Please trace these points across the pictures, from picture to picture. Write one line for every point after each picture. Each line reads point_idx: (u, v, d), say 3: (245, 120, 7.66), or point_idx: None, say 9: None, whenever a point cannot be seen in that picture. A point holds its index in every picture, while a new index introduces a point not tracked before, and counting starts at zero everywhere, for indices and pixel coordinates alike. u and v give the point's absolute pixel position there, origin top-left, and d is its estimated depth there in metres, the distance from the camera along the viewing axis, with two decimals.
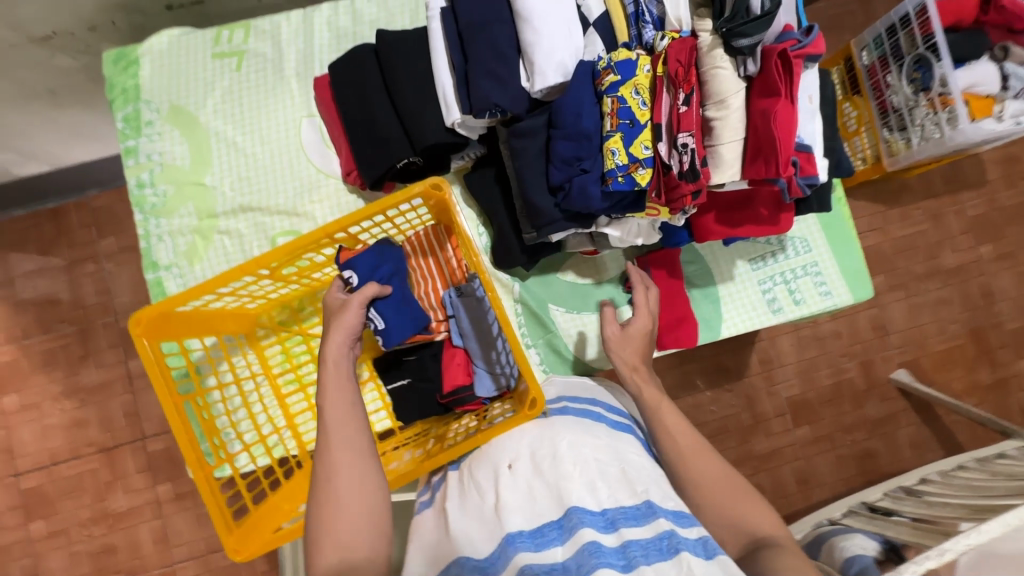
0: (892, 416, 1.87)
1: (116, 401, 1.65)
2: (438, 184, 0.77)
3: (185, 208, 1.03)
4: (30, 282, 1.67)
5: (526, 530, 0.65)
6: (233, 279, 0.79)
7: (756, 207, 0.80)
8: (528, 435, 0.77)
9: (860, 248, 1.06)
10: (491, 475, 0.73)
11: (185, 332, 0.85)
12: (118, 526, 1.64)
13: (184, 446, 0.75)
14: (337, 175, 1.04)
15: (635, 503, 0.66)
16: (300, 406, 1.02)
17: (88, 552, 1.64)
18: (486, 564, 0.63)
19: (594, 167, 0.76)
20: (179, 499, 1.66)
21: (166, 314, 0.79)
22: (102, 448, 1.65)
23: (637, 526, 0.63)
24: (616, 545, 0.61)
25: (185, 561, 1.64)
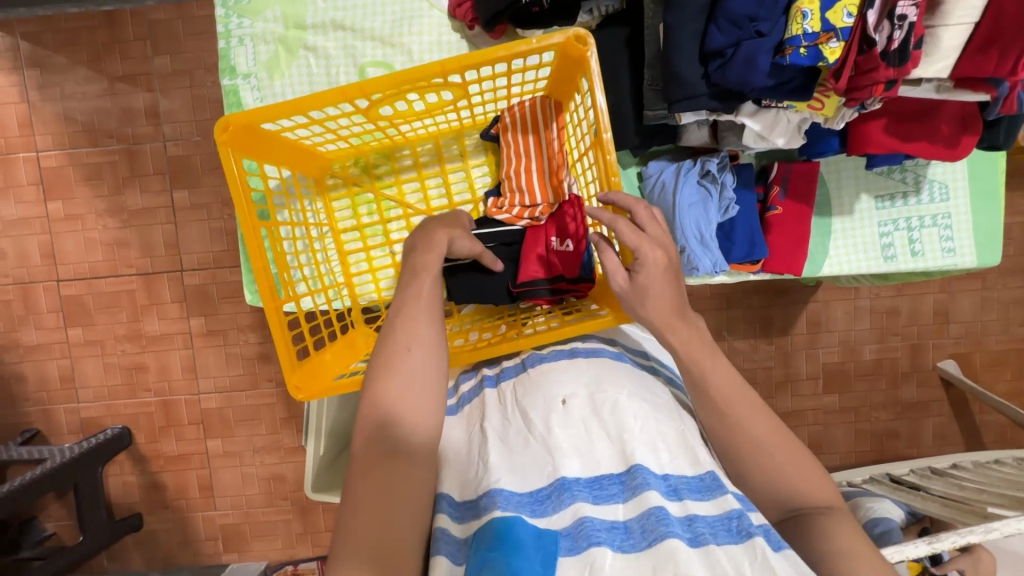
0: (925, 402, 1.82)
1: (158, 229, 1.63)
2: (582, 37, 0.66)
3: (271, 11, 0.91)
4: (82, 89, 1.59)
5: (583, 477, 0.57)
6: (332, 100, 0.71)
7: (937, 123, 0.70)
8: (581, 370, 0.68)
9: (1003, 209, 0.94)
10: (538, 405, 0.64)
11: (263, 157, 0.79)
12: (151, 348, 1.69)
13: (261, 275, 0.73)
14: (443, 7, 0.92)
15: (701, 472, 0.58)
16: (357, 261, 0.98)
17: (122, 366, 1.70)
18: (534, 500, 0.56)
19: (772, 33, 0.64)
20: (209, 336, 1.68)
21: (250, 128, 0.74)
22: (140, 271, 1.65)
23: (702, 500, 0.55)
24: (683, 516, 0.53)
25: (209, 393, 1.71)
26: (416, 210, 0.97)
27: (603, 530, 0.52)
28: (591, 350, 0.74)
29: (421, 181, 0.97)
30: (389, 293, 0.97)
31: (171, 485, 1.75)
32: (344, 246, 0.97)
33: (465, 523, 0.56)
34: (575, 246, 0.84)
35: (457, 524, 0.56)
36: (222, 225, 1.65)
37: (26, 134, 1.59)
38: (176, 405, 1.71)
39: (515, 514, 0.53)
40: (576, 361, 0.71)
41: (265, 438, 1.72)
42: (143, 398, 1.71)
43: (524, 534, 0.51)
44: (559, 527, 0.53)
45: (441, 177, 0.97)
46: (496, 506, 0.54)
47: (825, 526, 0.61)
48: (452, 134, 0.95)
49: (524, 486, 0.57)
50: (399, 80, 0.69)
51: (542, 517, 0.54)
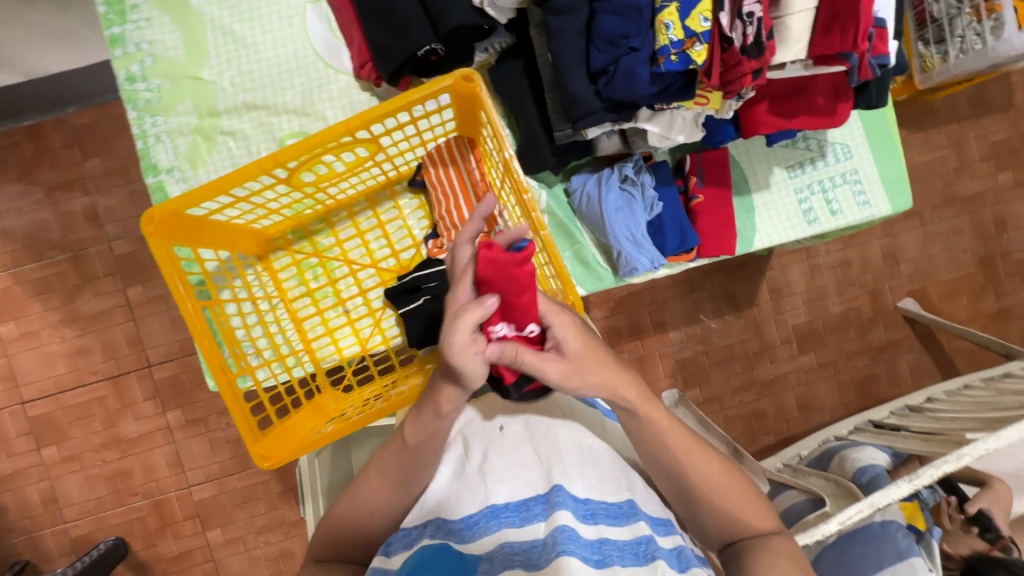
0: (895, 342, 1.89)
1: (118, 329, 1.61)
2: (469, 75, 0.68)
3: (183, 105, 0.94)
4: (17, 207, 1.58)
5: (510, 502, 0.65)
6: (247, 177, 0.71)
7: (812, 96, 0.75)
8: (518, 405, 0.76)
9: (902, 155, 1.01)
10: (479, 439, 0.73)
11: (196, 243, 0.77)
12: (132, 451, 1.65)
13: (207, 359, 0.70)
14: (348, 71, 0.95)
15: (620, 499, 0.66)
16: (315, 330, 0.97)
17: (104, 476, 1.66)
18: (467, 526, 0.65)
19: (644, 46, 0.69)
20: (189, 426, 1.65)
21: (177, 216, 0.70)
22: (107, 375, 1.63)
23: (616, 525, 0.63)
24: (594, 538, 0.60)
25: (200, 484, 1.67)
26: (361, 266, 0.97)
27: (519, 553, 0.60)
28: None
29: (360, 237, 0.97)
30: (350, 351, 0.96)
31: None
32: (297, 314, 0.96)
33: (396, 555, 0.65)
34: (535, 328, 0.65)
35: (383, 556, 0.65)
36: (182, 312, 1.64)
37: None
38: (168, 503, 1.67)
39: (442, 542, 0.64)
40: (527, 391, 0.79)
41: (264, 517, 1.68)
42: (133, 503, 1.67)
43: (444, 561, 0.61)
44: (485, 552, 0.62)
45: (381, 232, 0.98)
46: (427, 536, 0.65)
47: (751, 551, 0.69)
48: (383, 188, 0.96)
49: (459, 514, 0.66)
50: (310, 145, 0.70)
51: (469, 542, 0.64)
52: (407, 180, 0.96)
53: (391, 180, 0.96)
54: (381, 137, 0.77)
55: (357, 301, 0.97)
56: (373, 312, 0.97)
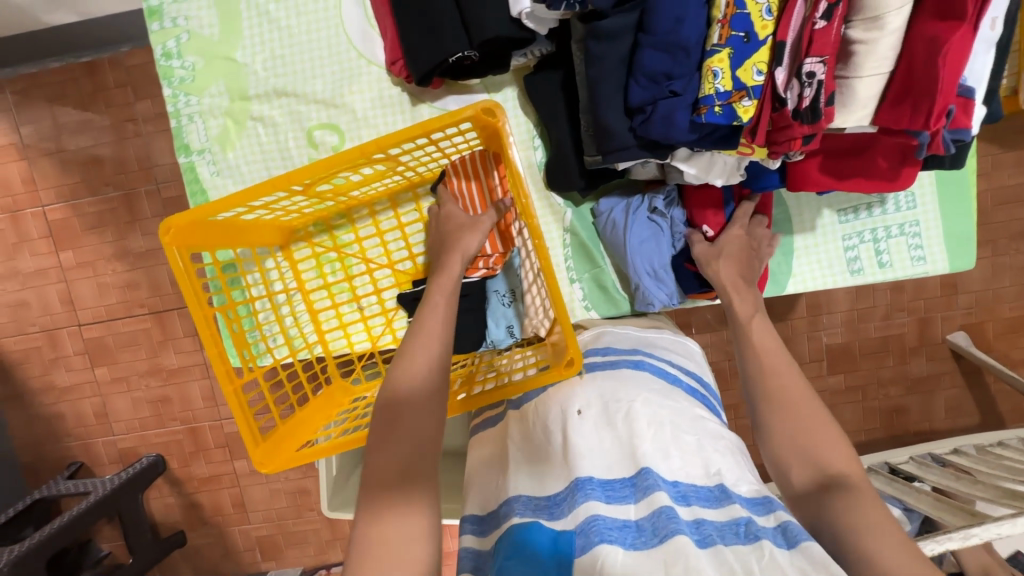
0: (936, 375, 1.78)
1: (162, 268, 1.70)
2: (492, 108, 0.64)
3: (215, 86, 0.93)
4: (76, 143, 1.64)
5: (597, 477, 0.63)
6: (264, 193, 0.71)
7: (874, 157, 0.67)
8: (597, 385, 0.73)
9: (976, 212, 0.90)
10: (557, 416, 0.70)
11: (216, 244, 0.78)
12: (172, 381, 1.78)
13: (214, 361, 0.69)
14: (380, 62, 0.92)
15: (709, 483, 0.62)
16: (330, 322, 1.00)
17: (148, 400, 1.80)
18: (552, 504, 0.61)
19: (687, 90, 0.63)
20: None
21: (195, 226, 0.70)
22: (152, 310, 1.74)
23: (710, 507, 0.59)
24: (692, 520, 0.56)
25: (231, 419, 1.81)
26: (378, 266, 0.98)
27: (615, 529, 0.56)
28: (611, 366, 0.78)
29: (378, 237, 0.97)
30: (361, 345, 0.99)
31: (206, 503, 1.87)
32: (313, 306, 0.98)
33: (486, 534, 0.64)
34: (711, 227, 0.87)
35: (476, 537, 0.64)
36: None
37: (30, 191, 1.66)
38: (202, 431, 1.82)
39: (534, 518, 0.60)
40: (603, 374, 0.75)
41: None
42: (171, 426, 1.82)
43: (538, 533, 0.57)
44: (572, 523, 0.57)
45: (400, 234, 0.97)
46: (514, 512, 0.62)
47: (842, 496, 0.58)
48: (406, 190, 0.95)
49: (546, 494, 0.63)
50: (327, 167, 0.69)
51: (559, 519, 0.59)
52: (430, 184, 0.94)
53: (414, 183, 0.94)
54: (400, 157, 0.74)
55: (371, 299, 0.99)
56: (385, 311, 0.99)
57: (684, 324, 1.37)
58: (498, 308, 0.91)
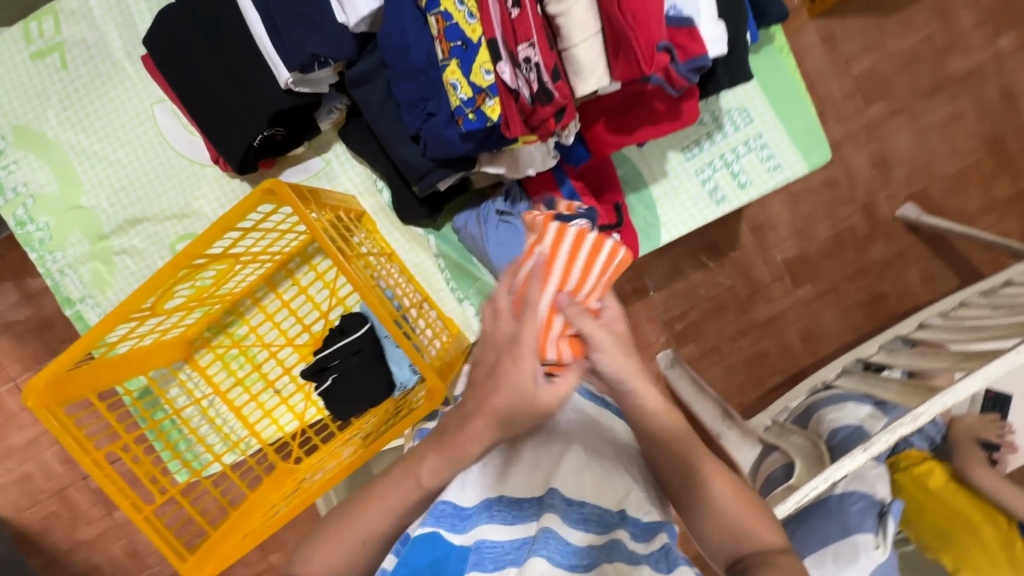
0: (900, 255, 1.59)
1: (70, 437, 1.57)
2: (271, 186, 0.66)
3: (73, 236, 0.97)
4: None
5: (508, 496, 0.54)
6: (110, 327, 0.73)
7: (649, 103, 0.68)
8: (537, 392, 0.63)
9: (811, 105, 0.91)
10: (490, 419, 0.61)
11: (97, 387, 0.81)
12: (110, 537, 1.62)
13: (114, 498, 0.72)
14: (211, 162, 0.95)
15: (613, 507, 0.54)
16: (255, 414, 1.02)
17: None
18: (455, 514, 0.52)
19: (441, 108, 0.65)
20: None
21: (59, 378, 0.73)
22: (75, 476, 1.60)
23: (604, 530, 0.52)
24: (582, 544, 0.50)
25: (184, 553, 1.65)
26: (279, 347, 1.00)
27: (507, 552, 0.51)
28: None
29: (270, 321, 0.99)
30: (291, 425, 1.01)
31: None
32: (233, 403, 1.01)
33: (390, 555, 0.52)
34: (558, 215, 0.85)
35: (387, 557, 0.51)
36: None
37: None
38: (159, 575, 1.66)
39: (433, 530, 0.50)
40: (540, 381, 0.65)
41: None
42: None
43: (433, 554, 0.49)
44: (471, 545, 0.51)
45: (289, 312, 1.00)
46: (420, 521, 0.52)
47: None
48: (278, 270, 0.98)
49: (452, 497, 0.53)
50: (153, 285, 0.71)
51: (461, 533, 0.51)
52: (297, 256, 0.97)
53: (280, 262, 0.96)
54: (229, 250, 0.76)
55: (286, 379, 1.01)
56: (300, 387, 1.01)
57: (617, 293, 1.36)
58: (394, 350, 0.93)
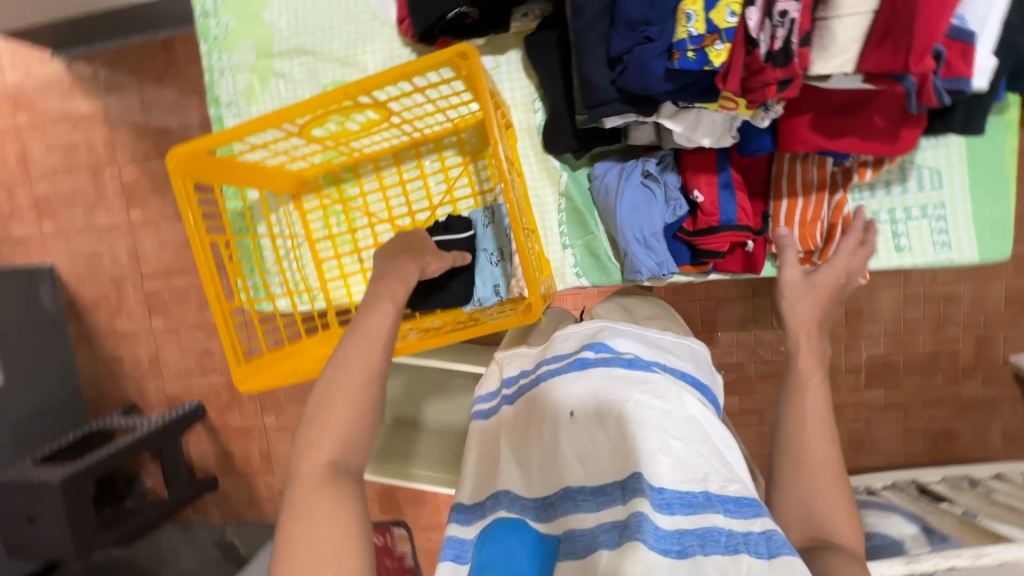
0: (993, 402, 1.41)
1: (120, 243, 1.60)
2: (466, 52, 0.66)
3: (244, 44, 1.00)
4: (62, 113, 1.58)
5: (588, 486, 0.57)
6: (257, 128, 0.75)
7: (869, 114, 0.63)
8: (590, 381, 0.63)
9: (1013, 196, 0.82)
10: (545, 412, 0.63)
11: (223, 182, 0.85)
12: (122, 342, 1.67)
13: (206, 283, 0.76)
14: (392, 23, 0.95)
15: (691, 488, 0.55)
16: (332, 272, 1.04)
17: (129, 377, 1.69)
18: (538, 505, 0.59)
19: (661, 37, 0.62)
20: (170, 333, 1.64)
21: (198, 156, 0.76)
22: (112, 279, 1.63)
23: (690, 516, 0.53)
24: (670, 529, 0.51)
25: (174, 382, 1.68)
26: (379, 221, 1.00)
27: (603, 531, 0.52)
28: (602, 364, 0.65)
29: (381, 192, 1.00)
30: (359, 295, 1.03)
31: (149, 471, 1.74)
32: (318, 254, 1.02)
33: (473, 525, 0.60)
34: (705, 197, 0.81)
35: (460, 525, 0.60)
36: (173, 237, 1.58)
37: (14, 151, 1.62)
38: (146, 393, 1.70)
39: (520, 517, 0.58)
40: (576, 376, 0.63)
41: (219, 424, 1.66)
42: (122, 387, 1.70)
43: (521, 537, 0.55)
44: (560, 534, 0.55)
45: (402, 190, 1.00)
46: (501, 508, 0.59)
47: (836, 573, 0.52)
48: (408, 147, 0.98)
49: (529, 492, 0.60)
50: (313, 105, 0.72)
51: (544, 521, 0.58)
52: (431, 142, 0.97)
53: (416, 140, 0.96)
54: (387, 103, 0.76)
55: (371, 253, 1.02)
56: None
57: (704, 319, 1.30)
58: (485, 266, 0.92)
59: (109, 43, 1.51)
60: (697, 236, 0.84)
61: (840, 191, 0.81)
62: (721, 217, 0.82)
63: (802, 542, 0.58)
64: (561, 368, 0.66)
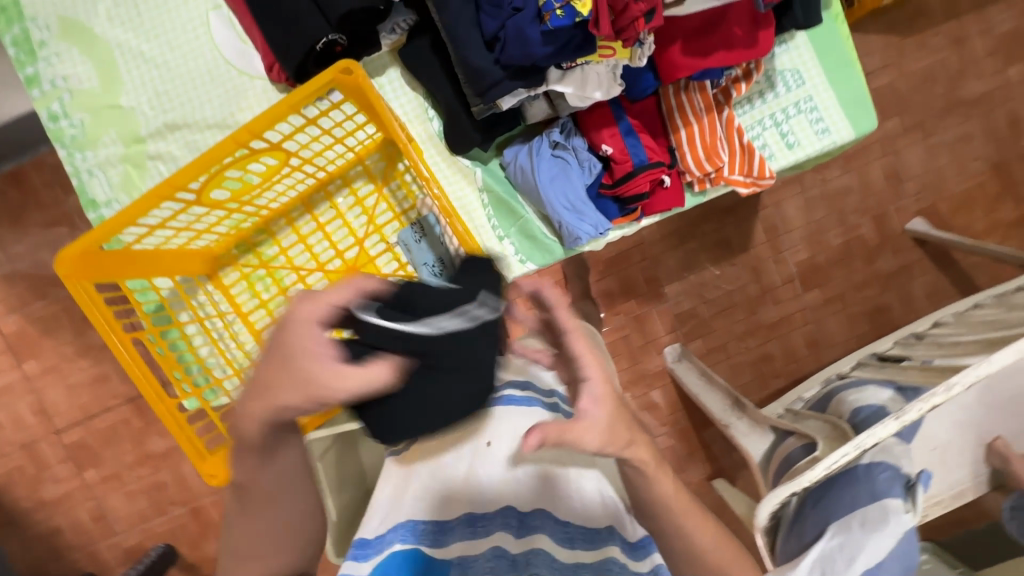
0: (906, 268, 1.56)
1: (21, 403, 1.40)
2: (347, 66, 0.66)
3: (108, 136, 0.93)
4: None
5: (474, 512, 0.62)
6: (150, 205, 0.69)
7: (728, 27, 0.69)
8: (507, 420, 0.68)
9: (862, 73, 0.93)
10: (463, 449, 0.67)
11: (127, 276, 0.78)
12: (54, 510, 1.46)
13: (140, 383, 0.69)
14: (262, 74, 0.93)
15: (594, 525, 0.62)
16: (276, 340, 0.97)
17: (75, 546, 1.47)
18: (438, 530, 0.60)
19: (528, 5, 0.66)
20: (108, 480, 1.45)
21: (91, 253, 0.69)
22: (21, 445, 1.42)
23: (590, 549, 0.59)
24: (569, 561, 0.58)
25: (129, 532, 1.48)
26: (309, 272, 0.96)
27: (492, 559, 0.56)
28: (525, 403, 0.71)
29: (302, 243, 0.96)
30: None
31: None
32: (254, 326, 0.96)
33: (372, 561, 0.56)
34: (613, 148, 0.86)
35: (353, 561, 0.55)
36: (83, 375, 1.41)
37: None
38: (99, 557, 1.48)
39: (417, 545, 0.58)
40: (499, 416, 0.69)
41: (195, 558, 1.48)
42: (68, 561, 1.48)
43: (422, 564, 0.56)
44: (452, 560, 0.57)
45: (323, 235, 0.96)
46: (396, 540, 0.58)
47: None
48: (316, 190, 0.95)
49: (431, 517, 0.61)
50: (204, 162, 0.68)
51: (442, 547, 0.59)
52: (337, 177, 0.94)
53: (321, 179, 0.93)
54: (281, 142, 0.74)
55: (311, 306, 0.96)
56: None
57: None
58: (433, 280, 0.91)
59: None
60: (617, 185, 0.87)
61: (726, 107, 0.89)
62: (632, 161, 0.86)
63: None
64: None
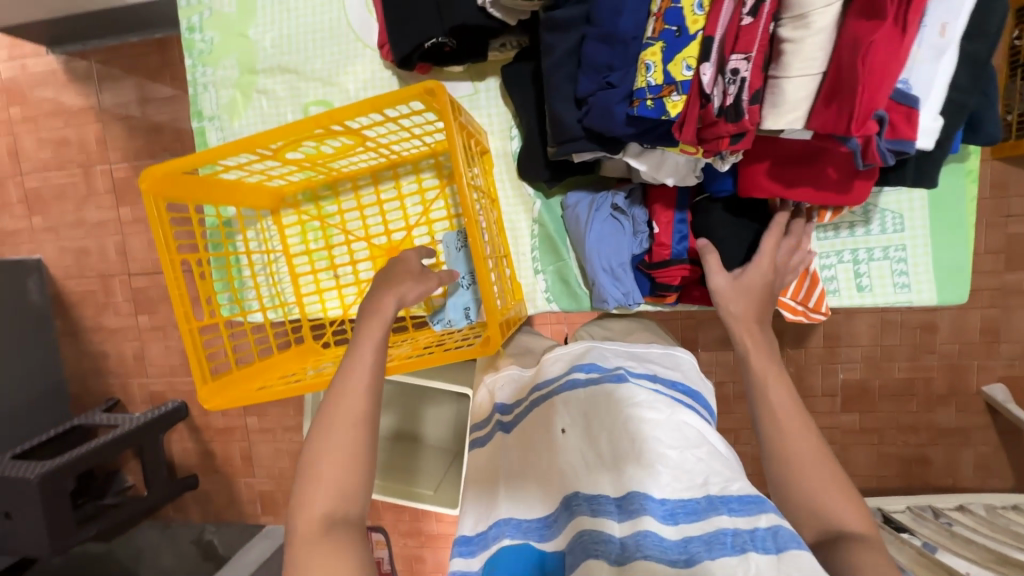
0: (964, 430, 1.36)
1: (110, 240, 1.58)
2: (433, 88, 0.68)
3: (229, 59, 1.01)
4: (59, 107, 1.56)
5: (583, 492, 0.58)
6: (232, 152, 0.76)
7: (823, 166, 0.66)
8: (578, 399, 0.65)
9: (973, 241, 0.83)
10: (542, 434, 0.65)
11: (200, 199, 0.86)
12: (107, 338, 1.65)
13: (174, 303, 0.77)
14: (374, 46, 0.97)
15: (694, 494, 0.56)
16: (308, 287, 1.05)
17: (114, 372, 1.67)
18: (541, 525, 0.58)
19: (623, 82, 0.63)
20: (155, 330, 1.61)
21: (172, 176, 0.78)
22: (99, 274, 1.61)
23: (695, 521, 0.53)
24: (676, 538, 0.52)
25: (157, 380, 1.65)
26: (355, 239, 1.02)
27: (600, 542, 0.51)
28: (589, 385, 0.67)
29: (358, 211, 1.01)
30: (336, 309, 1.04)
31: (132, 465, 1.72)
32: (295, 269, 1.04)
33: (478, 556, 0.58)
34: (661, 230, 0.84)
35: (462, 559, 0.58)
36: None
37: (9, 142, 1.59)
38: (129, 389, 1.67)
39: (522, 541, 0.57)
40: (566, 397, 0.66)
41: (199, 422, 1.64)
42: (105, 381, 1.68)
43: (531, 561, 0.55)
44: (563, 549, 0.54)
45: (378, 211, 1.01)
46: (504, 535, 0.58)
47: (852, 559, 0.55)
48: (386, 168, 0.99)
49: (530, 515, 0.60)
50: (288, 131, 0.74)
51: (549, 540, 0.56)
52: (408, 163, 0.98)
53: (393, 161, 0.97)
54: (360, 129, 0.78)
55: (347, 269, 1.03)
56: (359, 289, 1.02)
57: (688, 339, 1.27)
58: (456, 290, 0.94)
59: (105, 40, 1.47)
60: (653, 267, 0.86)
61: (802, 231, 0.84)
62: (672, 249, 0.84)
63: (815, 537, 0.60)
64: (552, 393, 0.69)
